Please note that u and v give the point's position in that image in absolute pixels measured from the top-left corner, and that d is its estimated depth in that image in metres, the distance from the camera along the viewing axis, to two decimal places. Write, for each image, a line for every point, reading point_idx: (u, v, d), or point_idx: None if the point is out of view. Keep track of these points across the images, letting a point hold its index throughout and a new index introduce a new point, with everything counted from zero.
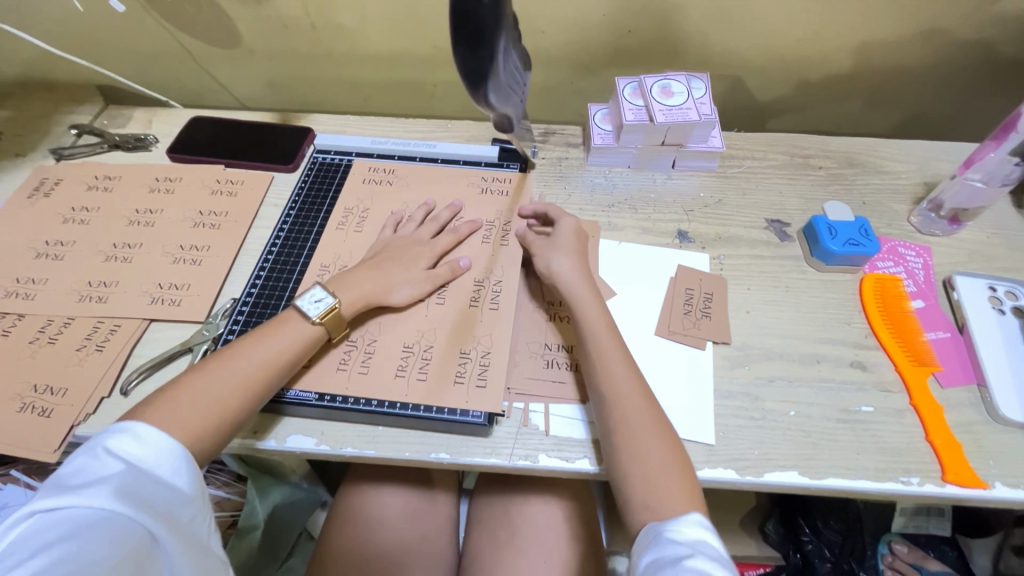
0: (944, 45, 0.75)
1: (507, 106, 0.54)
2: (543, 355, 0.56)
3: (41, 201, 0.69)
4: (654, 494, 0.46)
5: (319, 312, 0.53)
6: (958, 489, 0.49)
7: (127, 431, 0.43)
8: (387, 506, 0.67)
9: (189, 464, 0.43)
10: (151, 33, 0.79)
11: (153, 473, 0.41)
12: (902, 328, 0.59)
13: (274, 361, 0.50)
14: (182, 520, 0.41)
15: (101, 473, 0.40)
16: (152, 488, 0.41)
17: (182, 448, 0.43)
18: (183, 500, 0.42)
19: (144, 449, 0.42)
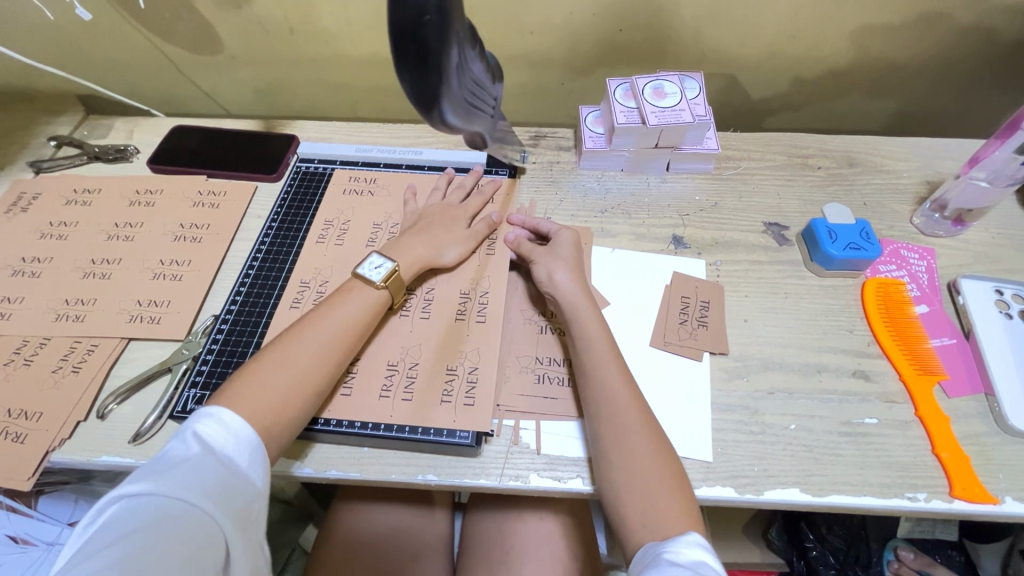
0: (945, 39, 0.73)
1: (471, 121, 0.50)
2: (534, 369, 0.54)
3: (18, 216, 0.67)
4: (653, 514, 0.43)
5: (382, 276, 0.54)
6: (967, 504, 0.47)
7: (213, 416, 0.43)
8: (379, 524, 0.65)
9: (262, 455, 0.43)
10: (129, 40, 0.77)
11: (232, 462, 0.41)
12: (905, 335, 0.57)
13: (342, 330, 0.50)
14: (255, 512, 0.41)
15: (182, 459, 0.40)
16: (232, 477, 0.40)
17: (260, 438, 0.43)
18: (258, 491, 0.41)
19: (225, 437, 0.42)
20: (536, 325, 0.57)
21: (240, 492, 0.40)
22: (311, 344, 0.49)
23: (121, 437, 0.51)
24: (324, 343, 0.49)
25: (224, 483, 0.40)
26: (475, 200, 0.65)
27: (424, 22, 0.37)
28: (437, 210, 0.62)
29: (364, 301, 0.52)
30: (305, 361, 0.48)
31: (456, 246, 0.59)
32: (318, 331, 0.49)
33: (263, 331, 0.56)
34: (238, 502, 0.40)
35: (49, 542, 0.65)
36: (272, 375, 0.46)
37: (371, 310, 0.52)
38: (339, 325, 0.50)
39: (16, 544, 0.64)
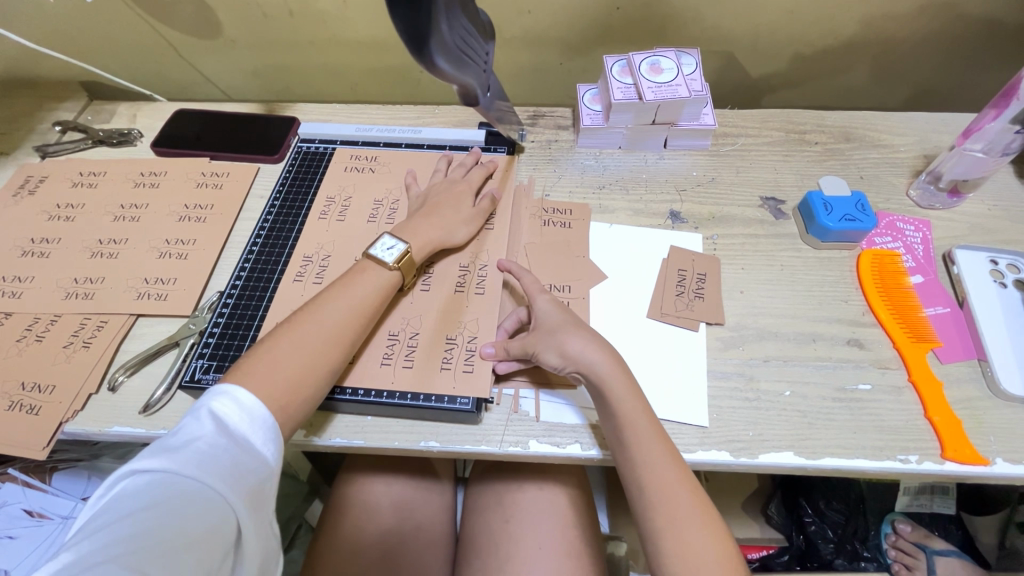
0: (943, 13, 0.73)
1: (464, 74, 0.51)
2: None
3: (26, 199, 0.68)
4: (691, 541, 0.42)
5: (396, 257, 0.54)
6: (958, 466, 0.48)
7: (228, 394, 0.43)
8: (382, 496, 0.67)
9: (275, 435, 0.43)
10: (130, 25, 0.78)
11: (246, 440, 0.41)
12: (900, 304, 0.57)
13: (356, 310, 0.51)
14: (267, 490, 0.41)
15: (197, 435, 0.40)
16: (246, 456, 0.41)
17: (274, 418, 0.43)
18: (271, 469, 0.42)
19: (240, 416, 0.42)
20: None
21: (253, 470, 0.41)
22: (325, 323, 0.49)
23: (131, 408, 0.52)
24: (336, 321, 0.49)
25: (239, 461, 0.40)
26: (476, 173, 0.65)
27: None
28: (442, 187, 0.62)
29: (377, 281, 0.53)
30: (319, 340, 0.48)
31: (466, 226, 0.59)
32: (330, 312, 0.50)
33: (268, 304, 0.57)
34: (251, 480, 0.40)
35: (64, 516, 0.67)
36: (286, 354, 0.46)
37: (383, 291, 0.53)
38: (351, 303, 0.51)
39: (32, 518, 0.66)
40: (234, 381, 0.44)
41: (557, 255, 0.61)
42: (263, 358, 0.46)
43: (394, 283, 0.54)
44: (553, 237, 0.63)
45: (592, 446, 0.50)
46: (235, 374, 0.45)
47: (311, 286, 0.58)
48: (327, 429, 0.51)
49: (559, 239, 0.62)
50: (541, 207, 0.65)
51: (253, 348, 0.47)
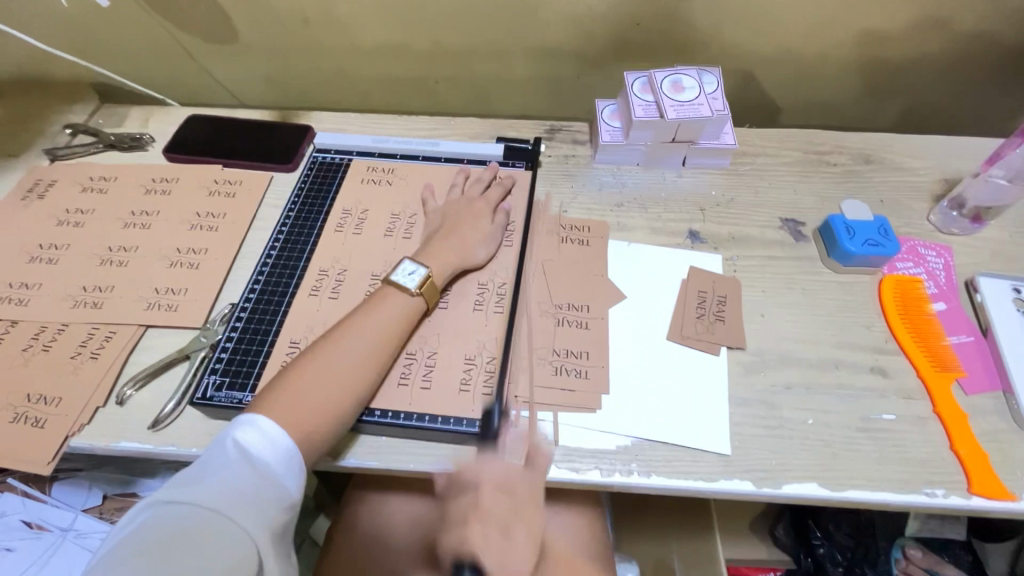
0: (963, 36, 0.73)
1: None
2: (552, 361, 0.54)
3: (35, 203, 0.67)
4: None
5: (417, 282, 0.53)
6: (984, 501, 0.47)
7: (252, 422, 0.42)
8: (391, 513, 0.66)
9: (297, 465, 0.43)
10: (144, 28, 0.77)
11: (269, 470, 0.41)
12: (923, 332, 0.57)
13: (380, 337, 0.49)
14: (286, 521, 0.42)
15: (221, 466, 0.40)
16: (269, 487, 0.40)
17: (297, 446, 0.43)
18: (291, 499, 0.42)
19: (263, 445, 0.42)
20: (553, 318, 0.57)
21: (274, 502, 0.40)
22: (352, 351, 0.48)
23: (140, 422, 0.51)
24: (361, 349, 0.48)
25: (260, 493, 0.40)
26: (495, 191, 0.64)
27: None
28: (459, 208, 0.62)
29: (400, 307, 0.52)
30: (345, 371, 0.47)
31: (485, 245, 0.59)
32: (353, 339, 0.49)
33: (282, 318, 0.56)
34: (272, 513, 0.40)
35: (64, 528, 0.65)
36: (309, 386, 0.45)
37: (406, 317, 0.52)
38: (372, 330, 0.49)
39: (30, 529, 0.65)
40: (258, 412, 0.44)
41: (575, 272, 0.60)
42: (287, 389, 0.45)
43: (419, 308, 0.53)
44: (572, 254, 0.62)
45: (611, 470, 0.49)
46: (257, 405, 0.44)
47: (327, 301, 0.57)
48: (342, 449, 0.50)
49: (578, 256, 0.62)
50: (558, 224, 0.65)
51: (277, 379, 0.46)
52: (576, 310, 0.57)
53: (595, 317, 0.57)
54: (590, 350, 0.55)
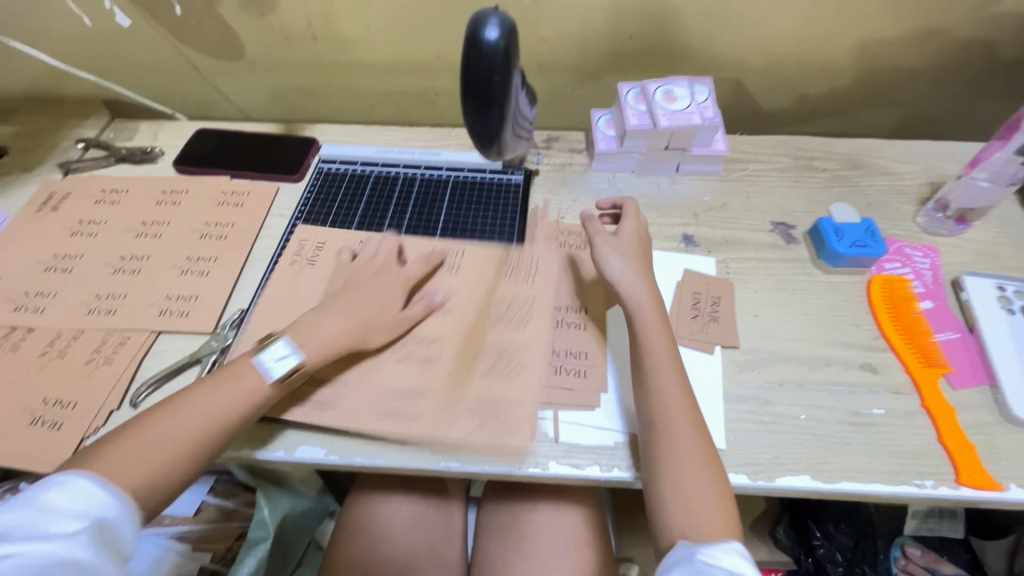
0: (946, 45, 0.75)
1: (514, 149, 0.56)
2: (552, 361, 0.56)
3: (49, 215, 0.69)
4: (695, 517, 0.44)
5: (281, 372, 0.50)
6: (973, 491, 0.49)
7: (55, 482, 0.41)
8: (396, 515, 0.67)
9: (126, 510, 0.42)
10: (154, 45, 0.80)
11: (90, 517, 0.40)
12: (910, 329, 0.59)
13: (223, 409, 0.48)
14: (124, 552, 0.42)
15: (47, 528, 0.38)
16: (103, 542, 0.40)
17: (108, 489, 0.42)
18: (127, 532, 0.42)
19: (58, 497, 0.40)
20: (554, 318, 0.59)
21: (111, 538, 0.41)
22: (202, 406, 0.48)
23: None
24: (206, 412, 0.47)
25: (99, 532, 0.40)
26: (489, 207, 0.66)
27: (491, 82, 0.44)
28: None
29: (250, 388, 0.49)
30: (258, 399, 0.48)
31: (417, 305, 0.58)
32: (215, 400, 0.48)
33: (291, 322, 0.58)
34: (114, 547, 0.40)
35: None
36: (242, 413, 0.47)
37: (255, 390, 0.49)
38: (236, 394, 0.49)
39: None
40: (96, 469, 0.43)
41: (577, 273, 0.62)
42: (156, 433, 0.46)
43: (354, 341, 0.54)
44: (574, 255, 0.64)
45: (610, 465, 0.50)
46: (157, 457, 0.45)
47: None
48: (349, 448, 0.52)
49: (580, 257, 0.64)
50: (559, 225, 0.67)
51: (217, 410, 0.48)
52: (577, 311, 0.60)
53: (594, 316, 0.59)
54: (589, 352, 0.57)
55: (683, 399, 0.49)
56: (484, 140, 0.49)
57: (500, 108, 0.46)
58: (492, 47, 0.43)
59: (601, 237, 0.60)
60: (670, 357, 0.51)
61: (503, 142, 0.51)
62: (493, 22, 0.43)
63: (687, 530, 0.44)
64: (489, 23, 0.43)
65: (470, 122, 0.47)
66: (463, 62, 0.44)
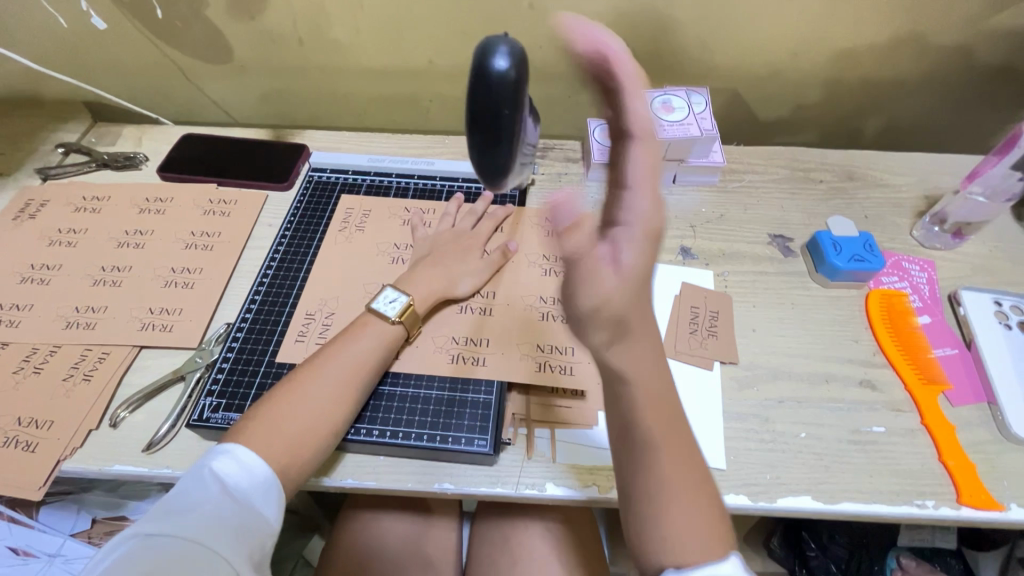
0: (939, 58, 0.75)
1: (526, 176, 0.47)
2: (535, 356, 0.54)
3: (26, 222, 0.67)
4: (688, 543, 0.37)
5: (397, 311, 0.53)
6: (973, 511, 0.48)
7: (227, 451, 0.43)
8: (387, 533, 0.65)
9: (274, 495, 0.43)
10: (138, 48, 0.77)
11: (246, 499, 0.41)
12: (908, 344, 0.58)
13: (355, 367, 0.49)
14: (265, 553, 0.42)
15: (199, 498, 0.40)
16: (245, 517, 0.41)
17: (276, 476, 0.43)
18: (271, 527, 0.42)
19: (242, 475, 0.42)
20: (537, 313, 0.58)
21: (253, 530, 0.41)
22: (335, 373, 0.48)
23: (134, 445, 0.50)
24: (337, 375, 0.48)
25: (240, 521, 0.40)
26: (486, 222, 0.64)
27: (502, 115, 0.35)
28: (448, 237, 0.62)
29: (380, 337, 0.52)
30: (320, 401, 0.47)
31: (471, 276, 0.58)
32: (340, 360, 0.49)
33: (279, 337, 0.56)
34: (250, 538, 0.40)
35: (51, 554, 0.66)
36: (287, 422, 0.45)
37: (385, 345, 0.52)
38: (358, 355, 0.50)
39: (17, 556, 0.65)
40: (237, 438, 0.44)
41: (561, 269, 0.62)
42: (255, 417, 0.46)
43: (443, 289, 0.57)
44: (558, 249, 0.63)
45: (607, 487, 0.49)
46: (235, 432, 0.45)
47: (322, 323, 0.57)
48: (342, 471, 0.50)
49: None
50: (544, 218, 0.66)
51: (250, 414, 0.46)
52: (561, 306, 0.58)
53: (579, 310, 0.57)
54: (575, 346, 0.55)
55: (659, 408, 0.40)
56: (493, 181, 0.41)
57: (513, 145, 0.38)
58: (507, 74, 0.34)
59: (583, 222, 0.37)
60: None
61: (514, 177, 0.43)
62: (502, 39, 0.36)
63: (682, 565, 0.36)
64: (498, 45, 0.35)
65: (476, 161, 0.38)
66: (468, 90, 0.36)
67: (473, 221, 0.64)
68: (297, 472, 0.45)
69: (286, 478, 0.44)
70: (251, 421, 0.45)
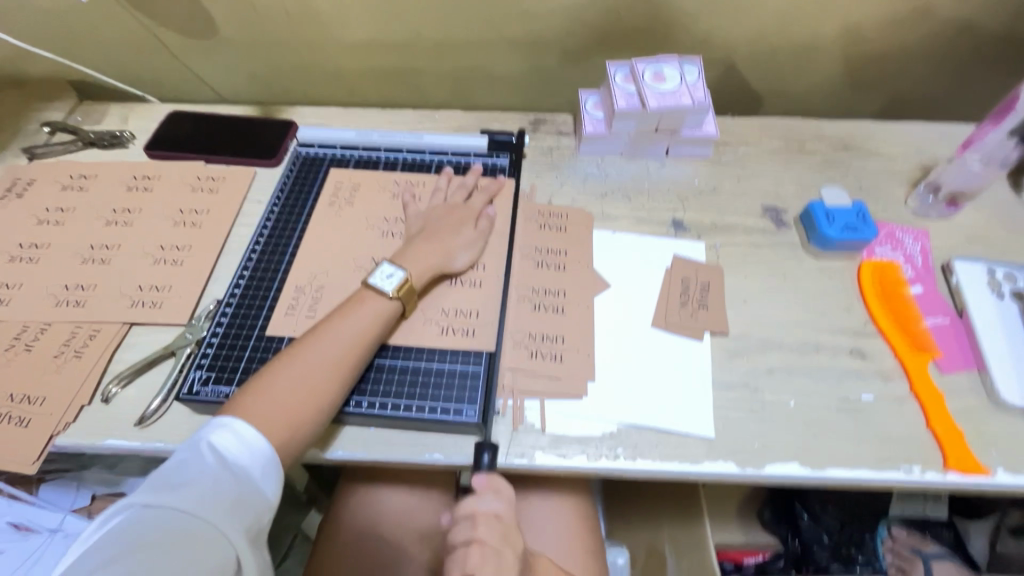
0: (939, 24, 0.73)
1: None
2: (528, 344, 0.55)
3: (13, 201, 0.66)
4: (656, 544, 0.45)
5: (395, 287, 0.52)
6: (960, 476, 0.49)
7: (227, 425, 0.43)
8: (383, 506, 0.66)
9: (273, 469, 0.43)
10: (120, 23, 0.76)
11: (245, 473, 0.41)
12: (900, 313, 0.58)
13: (351, 344, 0.49)
14: (263, 527, 0.42)
15: (198, 471, 0.40)
16: (244, 490, 0.41)
17: (275, 452, 0.43)
18: (270, 503, 0.42)
19: (240, 449, 0.42)
20: (530, 300, 0.57)
21: (252, 504, 0.41)
22: (329, 351, 0.48)
23: (126, 419, 0.51)
24: (333, 348, 0.48)
25: (240, 494, 0.40)
26: (477, 197, 0.63)
27: None
28: (441, 211, 0.61)
29: (379, 312, 0.51)
30: (316, 378, 0.47)
31: (462, 249, 0.58)
32: (336, 336, 0.49)
33: (268, 312, 0.56)
34: (249, 513, 0.40)
35: (53, 528, 0.65)
36: (282, 397, 0.45)
37: (381, 319, 0.51)
38: (355, 332, 0.50)
39: (18, 531, 0.64)
40: (234, 412, 0.44)
41: (553, 261, 0.61)
42: (253, 390, 0.46)
43: (440, 264, 0.56)
44: (553, 242, 0.62)
45: (596, 456, 0.50)
46: (231, 405, 0.45)
47: (313, 300, 0.57)
48: (336, 442, 0.50)
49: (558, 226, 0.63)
50: (541, 213, 0.65)
51: (244, 388, 0.46)
52: (552, 296, 0.58)
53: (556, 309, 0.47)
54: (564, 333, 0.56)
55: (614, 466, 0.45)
56: None
57: None
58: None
59: None
60: None
61: None
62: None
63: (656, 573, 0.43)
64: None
65: None
66: None
67: (463, 195, 0.64)
68: (292, 446, 0.45)
69: (281, 452, 0.44)
70: (247, 393, 0.46)
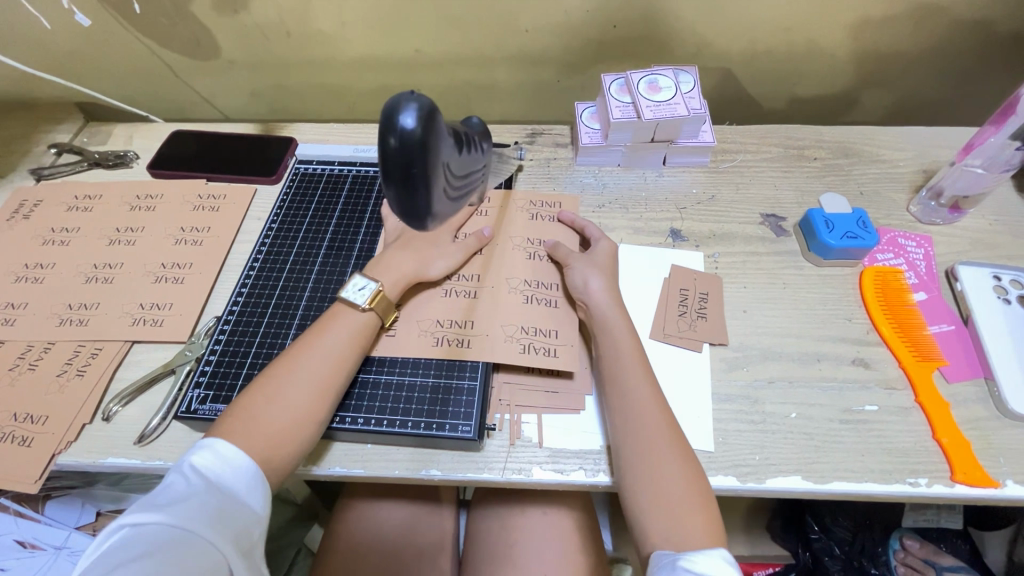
0: (941, 26, 0.73)
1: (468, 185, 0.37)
2: (521, 339, 0.54)
3: (20, 222, 0.67)
4: (677, 526, 0.43)
5: (368, 298, 0.52)
6: (968, 488, 0.47)
7: (209, 446, 0.43)
8: (384, 521, 0.66)
9: (257, 483, 0.43)
10: (125, 46, 0.77)
11: (230, 489, 0.41)
12: (903, 321, 0.57)
13: (331, 356, 0.49)
14: (255, 539, 0.42)
15: (185, 492, 0.40)
16: (229, 504, 0.41)
17: (258, 466, 0.43)
18: (258, 516, 0.42)
19: (222, 466, 0.42)
20: (523, 295, 0.57)
21: (240, 518, 0.41)
22: (309, 365, 0.48)
23: (127, 438, 0.51)
24: (318, 365, 0.48)
25: (224, 509, 0.41)
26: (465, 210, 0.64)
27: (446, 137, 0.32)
28: None
29: (352, 324, 0.52)
30: (294, 394, 0.46)
31: (443, 258, 0.58)
32: (317, 352, 0.49)
33: (265, 329, 0.57)
34: (236, 526, 0.41)
35: (57, 546, 0.67)
36: (264, 416, 0.45)
37: (360, 334, 0.51)
38: (328, 346, 0.50)
39: (24, 548, 0.67)
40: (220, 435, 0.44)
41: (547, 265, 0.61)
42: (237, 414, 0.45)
43: (416, 272, 0.56)
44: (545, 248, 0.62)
45: (596, 471, 0.49)
46: (218, 428, 0.45)
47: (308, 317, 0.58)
48: (334, 460, 0.50)
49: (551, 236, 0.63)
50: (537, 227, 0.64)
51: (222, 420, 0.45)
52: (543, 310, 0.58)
53: (564, 294, 0.58)
54: (558, 329, 0.55)
55: (655, 408, 0.48)
56: (420, 219, 0.32)
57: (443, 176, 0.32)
58: (413, 140, 0.28)
59: (573, 253, 0.59)
60: (636, 356, 0.51)
61: (446, 209, 0.34)
62: (425, 191, 0.30)
63: (671, 533, 0.43)
64: (405, 103, 0.29)
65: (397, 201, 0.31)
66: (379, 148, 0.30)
67: None
68: (285, 463, 0.45)
69: (272, 470, 0.44)
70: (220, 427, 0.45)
